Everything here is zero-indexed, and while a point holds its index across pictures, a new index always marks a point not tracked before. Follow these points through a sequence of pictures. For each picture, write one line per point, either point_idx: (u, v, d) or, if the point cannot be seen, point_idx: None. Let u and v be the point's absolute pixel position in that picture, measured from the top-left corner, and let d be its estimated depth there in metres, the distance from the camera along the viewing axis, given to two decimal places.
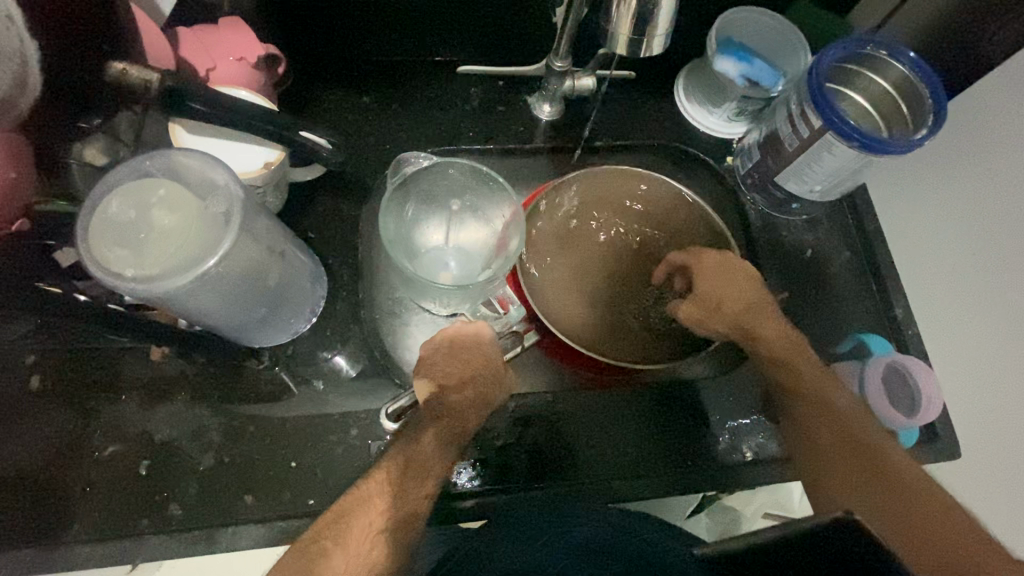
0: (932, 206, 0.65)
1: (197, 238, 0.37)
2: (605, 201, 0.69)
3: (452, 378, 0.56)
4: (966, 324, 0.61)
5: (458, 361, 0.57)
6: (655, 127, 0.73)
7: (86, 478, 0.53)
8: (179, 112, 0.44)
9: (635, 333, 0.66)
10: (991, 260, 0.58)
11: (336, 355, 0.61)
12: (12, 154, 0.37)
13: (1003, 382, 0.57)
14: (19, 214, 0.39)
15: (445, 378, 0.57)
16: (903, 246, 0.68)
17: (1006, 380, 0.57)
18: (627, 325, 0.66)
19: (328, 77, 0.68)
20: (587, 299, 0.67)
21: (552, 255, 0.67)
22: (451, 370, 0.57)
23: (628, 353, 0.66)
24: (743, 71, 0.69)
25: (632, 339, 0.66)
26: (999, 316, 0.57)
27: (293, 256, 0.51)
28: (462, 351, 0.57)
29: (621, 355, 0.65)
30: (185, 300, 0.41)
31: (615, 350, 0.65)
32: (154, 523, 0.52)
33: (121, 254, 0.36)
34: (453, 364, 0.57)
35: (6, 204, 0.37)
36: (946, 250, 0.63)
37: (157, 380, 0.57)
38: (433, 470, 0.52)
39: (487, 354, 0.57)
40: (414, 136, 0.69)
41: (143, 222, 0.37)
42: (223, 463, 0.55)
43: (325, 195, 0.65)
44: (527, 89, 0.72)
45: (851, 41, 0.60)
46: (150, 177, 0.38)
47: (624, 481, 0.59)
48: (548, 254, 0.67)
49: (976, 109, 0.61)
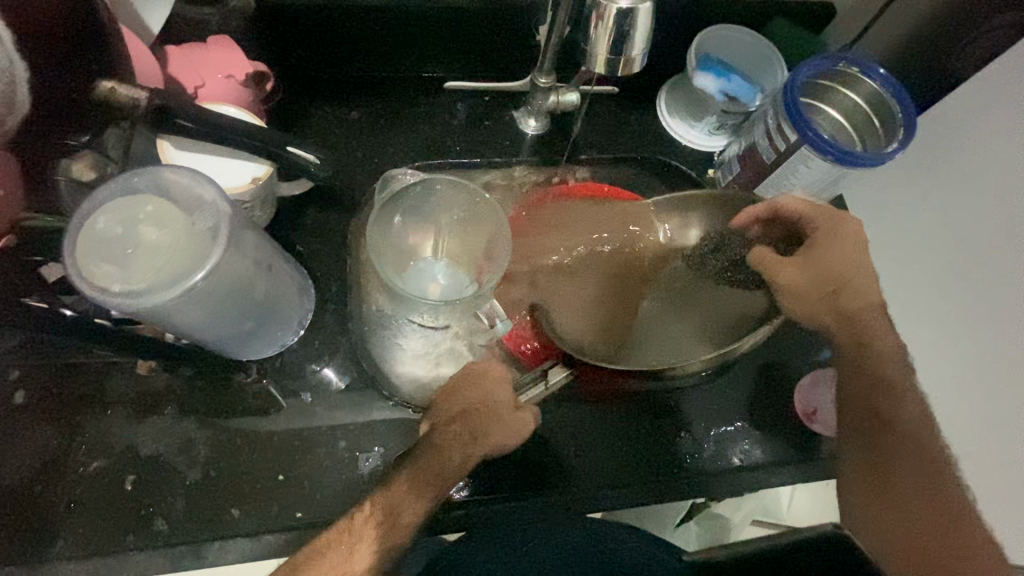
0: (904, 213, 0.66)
1: (184, 252, 0.38)
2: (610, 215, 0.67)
3: (448, 415, 0.56)
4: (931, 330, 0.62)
5: (454, 397, 0.57)
6: (638, 141, 0.75)
7: (72, 494, 0.52)
8: (168, 129, 0.45)
9: (668, 334, 0.64)
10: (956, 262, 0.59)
11: (324, 369, 0.61)
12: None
13: None
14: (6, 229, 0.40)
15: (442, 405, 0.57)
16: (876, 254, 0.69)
17: None
18: (652, 330, 0.64)
19: (316, 92, 0.69)
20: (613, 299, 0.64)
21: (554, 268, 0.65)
22: (451, 409, 0.57)
23: (668, 351, 0.63)
24: (722, 88, 0.70)
25: (664, 341, 0.64)
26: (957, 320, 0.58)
27: (282, 269, 0.51)
28: (464, 388, 0.57)
29: (655, 356, 0.63)
30: (173, 315, 0.41)
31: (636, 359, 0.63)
32: (140, 539, 0.52)
33: (109, 270, 0.36)
34: (453, 405, 0.57)
35: None
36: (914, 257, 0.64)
37: (145, 394, 0.57)
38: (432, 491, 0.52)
39: (488, 392, 0.57)
40: (403, 150, 0.70)
41: (131, 238, 0.37)
42: (210, 476, 0.55)
43: (314, 209, 0.66)
44: (513, 104, 0.73)
45: (824, 58, 0.63)
46: (138, 194, 0.39)
47: (611, 489, 0.60)
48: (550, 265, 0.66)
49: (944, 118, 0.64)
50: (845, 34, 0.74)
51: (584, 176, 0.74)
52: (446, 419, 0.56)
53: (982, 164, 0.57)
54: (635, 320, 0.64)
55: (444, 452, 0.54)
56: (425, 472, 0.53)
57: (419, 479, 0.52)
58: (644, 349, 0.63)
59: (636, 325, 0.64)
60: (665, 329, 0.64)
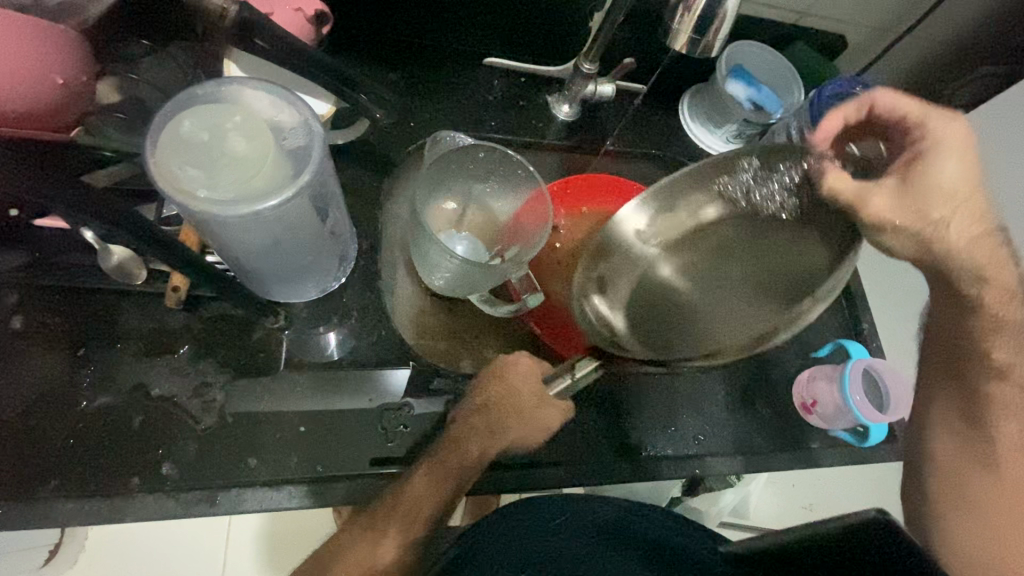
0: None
1: (271, 168, 0.36)
2: None
3: (477, 403, 0.54)
4: None
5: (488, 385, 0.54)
6: (663, 138, 0.78)
7: (73, 429, 0.48)
8: (244, 48, 0.44)
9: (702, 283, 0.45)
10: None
11: (330, 333, 0.59)
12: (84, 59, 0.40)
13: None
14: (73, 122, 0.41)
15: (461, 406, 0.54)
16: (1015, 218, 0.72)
17: None
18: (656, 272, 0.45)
19: (359, 48, 0.68)
20: None
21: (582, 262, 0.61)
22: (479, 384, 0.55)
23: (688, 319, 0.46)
24: (750, 96, 0.74)
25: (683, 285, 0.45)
26: None
27: (338, 208, 0.50)
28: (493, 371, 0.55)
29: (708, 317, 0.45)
30: (239, 234, 0.40)
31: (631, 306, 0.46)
32: (147, 483, 0.48)
33: (193, 174, 0.35)
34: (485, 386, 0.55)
35: (71, 105, 0.40)
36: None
37: (159, 332, 0.53)
38: (467, 449, 0.52)
39: (511, 382, 0.53)
40: (438, 119, 0.70)
41: (216, 145, 0.36)
42: (225, 423, 0.52)
43: (349, 162, 0.64)
44: (547, 88, 0.74)
45: (845, 80, 0.68)
46: (223, 102, 0.37)
47: (630, 463, 0.61)
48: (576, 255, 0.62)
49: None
50: (855, 65, 0.80)
51: (610, 167, 0.77)
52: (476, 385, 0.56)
53: None
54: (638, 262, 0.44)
55: (463, 426, 0.53)
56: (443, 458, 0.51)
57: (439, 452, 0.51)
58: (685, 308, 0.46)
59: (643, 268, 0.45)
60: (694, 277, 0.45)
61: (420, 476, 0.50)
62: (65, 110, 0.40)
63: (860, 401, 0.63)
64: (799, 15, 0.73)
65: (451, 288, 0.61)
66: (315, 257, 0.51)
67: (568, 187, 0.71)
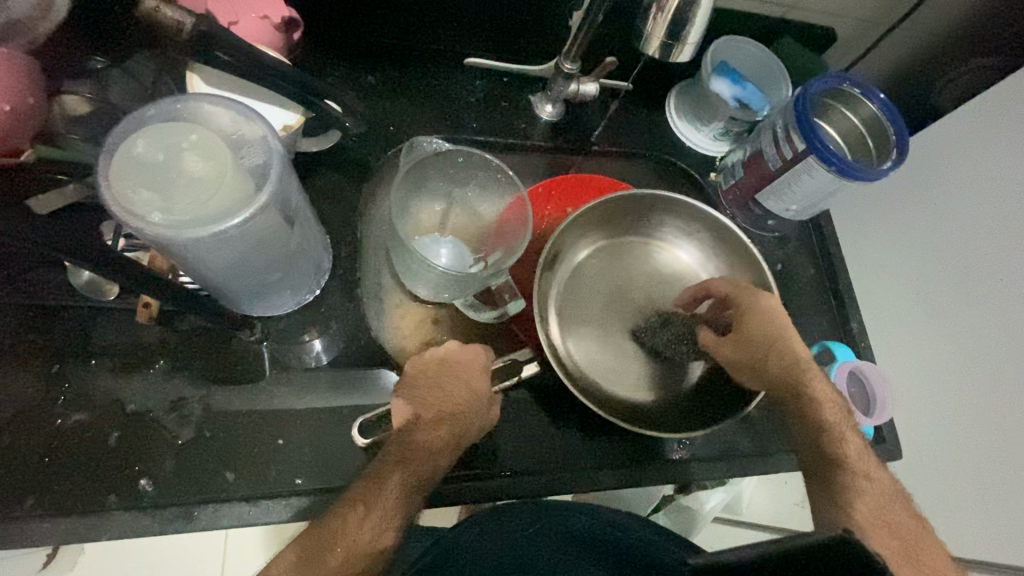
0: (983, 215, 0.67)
1: (228, 187, 0.35)
2: (604, 278, 0.65)
3: (433, 411, 0.51)
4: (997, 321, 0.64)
5: (440, 389, 0.52)
6: (649, 136, 0.76)
7: (47, 447, 0.48)
8: (204, 59, 0.43)
9: (621, 290, 0.65)
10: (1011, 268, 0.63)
11: (316, 341, 0.58)
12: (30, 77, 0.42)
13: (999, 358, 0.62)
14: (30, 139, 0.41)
15: (420, 404, 0.52)
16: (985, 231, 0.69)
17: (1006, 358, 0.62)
18: (574, 308, 0.63)
19: (335, 51, 0.67)
20: (598, 308, 0.64)
21: (576, 279, 0.64)
22: (422, 385, 0.53)
23: (604, 330, 0.63)
24: (735, 94, 0.72)
25: (605, 293, 0.65)
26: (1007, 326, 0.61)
27: (309, 220, 0.49)
28: (442, 374, 0.53)
29: (619, 328, 0.63)
30: (202, 254, 0.39)
31: (567, 317, 0.63)
32: (123, 500, 0.48)
33: (148, 198, 0.34)
34: (428, 386, 0.52)
35: (25, 122, 0.41)
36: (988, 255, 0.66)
37: (135, 347, 0.53)
38: (439, 459, 0.51)
39: (474, 389, 0.52)
40: (417, 123, 0.69)
41: (171, 167, 0.35)
42: (203, 437, 0.51)
43: (326, 169, 0.63)
44: (529, 88, 0.73)
45: (833, 75, 0.66)
46: (179, 121, 0.37)
47: (613, 469, 0.60)
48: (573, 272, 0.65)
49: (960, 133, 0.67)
50: (844, 58, 0.79)
51: (595, 168, 0.75)
52: (412, 382, 0.53)
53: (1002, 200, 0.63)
54: (562, 280, 0.64)
55: (428, 434, 0.50)
56: (412, 459, 0.49)
57: (410, 460, 0.49)
58: (602, 321, 0.63)
59: (572, 278, 0.64)
60: (618, 284, 0.65)
61: (392, 485, 0.48)
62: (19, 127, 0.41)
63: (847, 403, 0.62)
64: (785, 8, 0.72)
65: (434, 294, 0.61)
66: (288, 270, 0.51)
67: (552, 186, 0.71)
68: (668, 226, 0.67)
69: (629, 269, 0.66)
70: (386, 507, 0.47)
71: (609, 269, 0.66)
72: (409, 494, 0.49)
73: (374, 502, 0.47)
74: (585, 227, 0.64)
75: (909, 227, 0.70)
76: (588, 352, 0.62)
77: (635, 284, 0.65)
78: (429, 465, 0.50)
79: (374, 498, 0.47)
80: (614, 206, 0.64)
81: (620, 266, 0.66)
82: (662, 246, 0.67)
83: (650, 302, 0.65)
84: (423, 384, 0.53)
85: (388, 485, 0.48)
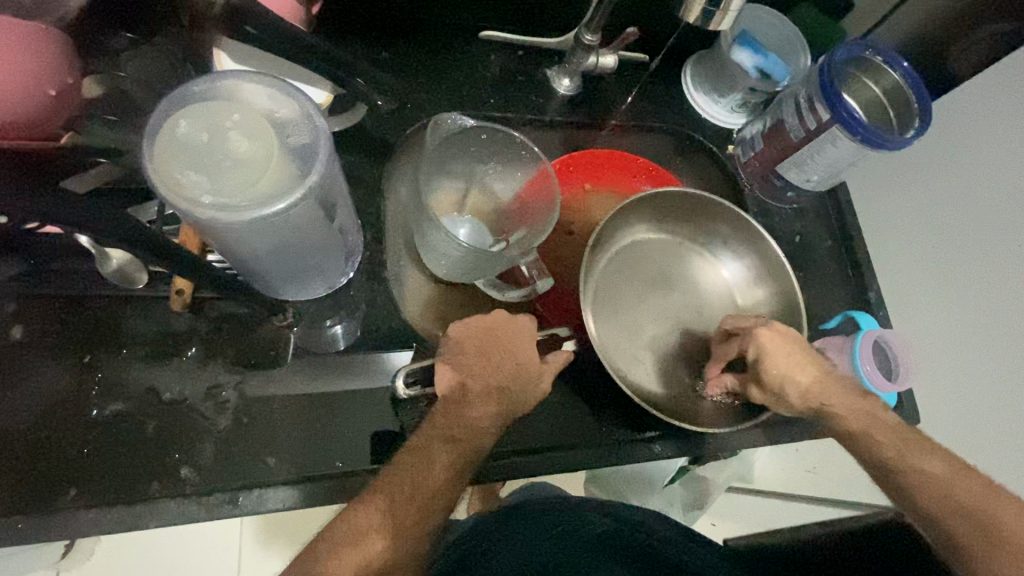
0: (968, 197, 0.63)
1: (277, 168, 0.35)
2: (640, 273, 0.65)
3: (481, 382, 0.51)
4: (990, 294, 0.60)
5: (487, 360, 0.51)
6: (666, 108, 0.76)
7: (86, 438, 0.48)
8: (234, 36, 0.42)
9: (651, 283, 0.65)
10: (996, 238, 0.60)
11: (339, 326, 0.58)
12: (65, 60, 0.40)
13: (998, 335, 0.59)
14: (64, 128, 0.40)
15: (468, 373, 0.51)
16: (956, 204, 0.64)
17: (995, 335, 0.59)
18: (615, 303, 0.63)
19: (349, 24, 0.64)
20: (638, 303, 0.64)
21: (614, 272, 0.64)
22: (470, 355, 0.52)
23: (638, 323, 0.63)
24: (756, 64, 0.71)
25: (637, 283, 0.65)
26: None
27: (344, 203, 0.48)
28: (491, 344, 0.52)
29: (648, 319, 0.64)
30: (242, 239, 0.38)
31: (599, 305, 0.62)
32: (167, 487, 0.48)
33: (195, 179, 0.33)
34: (475, 355, 0.52)
35: (62, 109, 0.40)
36: (971, 232, 0.63)
37: (165, 336, 0.52)
38: (477, 442, 0.50)
39: (521, 363, 0.51)
40: (434, 100, 0.67)
41: (217, 146, 0.34)
42: (240, 424, 0.51)
43: (346, 148, 0.62)
44: (546, 61, 0.71)
45: (855, 44, 0.65)
46: (221, 100, 0.35)
47: (641, 448, 0.59)
48: (610, 263, 0.64)
49: (981, 96, 0.65)
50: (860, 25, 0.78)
51: (613, 143, 0.74)
52: (458, 348, 0.52)
53: (1010, 163, 0.59)
54: (599, 270, 0.63)
55: (475, 408, 0.50)
56: (458, 440, 0.49)
57: (456, 436, 0.49)
58: (630, 312, 0.63)
59: (608, 266, 0.64)
60: (650, 276, 0.65)
61: (440, 466, 0.48)
62: (53, 116, 0.39)
63: (871, 371, 0.62)
64: None
65: (459, 274, 0.60)
66: (323, 254, 0.50)
67: (571, 165, 0.70)
68: (701, 223, 0.66)
69: (662, 263, 0.66)
70: (431, 488, 0.48)
71: (643, 261, 0.66)
72: (446, 478, 0.49)
73: (421, 483, 0.48)
74: (630, 216, 0.64)
75: (929, 194, 0.68)
76: (617, 340, 0.62)
77: (666, 277, 0.66)
78: (475, 444, 0.50)
79: (424, 477, 0.48)
80: (658, 200, 0.64)
81: (654, 263, 0.66)
82: (693, 238, 0.67)
83: (679, 298, 0.65)
84: (470, 351, 0.52)
85: (436, 460, 0.48)
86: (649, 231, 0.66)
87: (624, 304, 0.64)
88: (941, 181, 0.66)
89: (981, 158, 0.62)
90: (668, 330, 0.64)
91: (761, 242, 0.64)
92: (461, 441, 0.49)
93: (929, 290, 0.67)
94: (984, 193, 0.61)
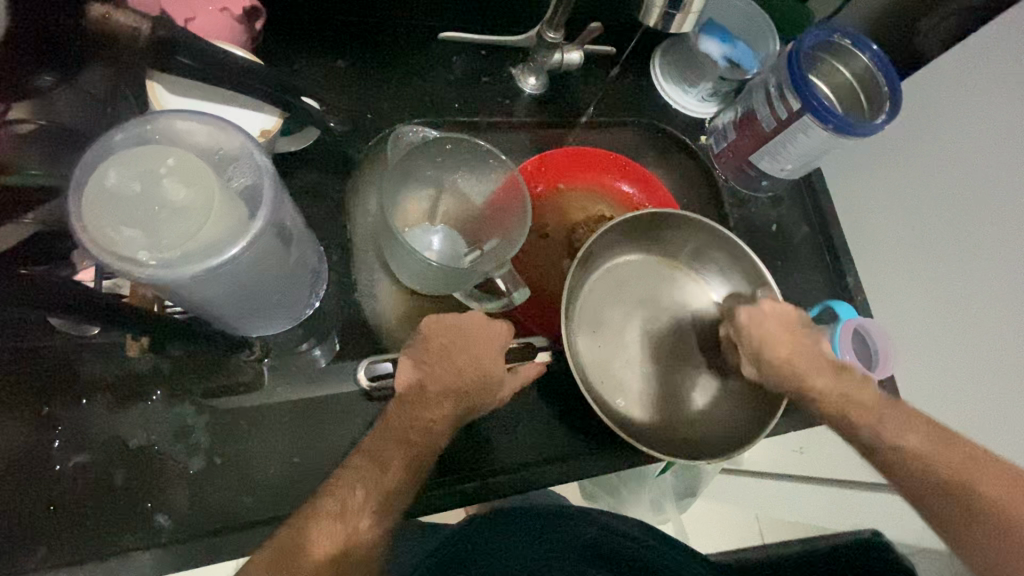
0: (941, 172, 0.61)
1: (218, 214, 0.33)
2: (625, 295, 0.64)
3: (439, 384, 0.49)
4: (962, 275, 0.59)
5: (449, 360, 0.50)
6: (636, 101, 0.74)
7: (49, 496, 0.46)
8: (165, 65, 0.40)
9: (637, 305, 0.64)
10: (965, 217, 0.59)
11: (315, 349, 0.56)
12: None
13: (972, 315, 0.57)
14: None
15: (425, 374, 0.50)
16: (928, 184, 0.63)
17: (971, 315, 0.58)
18: (597, 326, 0.62)
19: (300, 35, 0.62)
20: (624, 327, 0.63)
21: (598, 296, 0.63)
22: (432, 352, 0.50)
23: (622, 344, 0.62)
24: (725, 54, 0.69)
25: (623, 303, 0.64)
26: (994, 268, 0.56)
27: (299, 234, 0.45)
28: (455, 346, 0.50)
29: (633, 340, 0.63)
30: (189, 290, 0.36)
31: (586, 327, 0.61)
32: (141, 538, 0.46)
33: (130, 235, 0.31)
34: (437, 354, 0.50)
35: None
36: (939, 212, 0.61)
37: (128, 379, 0.50)
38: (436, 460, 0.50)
39: (485, 367, 0.50)
40: (396, 108, 0.64)
41: (152, 196, 0.32)
42: (214, 464, 0.49)
43: (306, 167, 0.59)
44: (510, 59, 0.69)
45: (823, 29, 0.64)
46: (155, 146, 0.33)
47: (612, 459, 0.59)
48: (594, 286, 0.63)
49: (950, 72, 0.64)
50: None
51: (584, 140, 0.73)
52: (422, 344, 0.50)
53: (983, 139, 0.57)
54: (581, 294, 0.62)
55: (431, 411, 0.49)
56: (414, 450, 0.48)
57: (410, 441, 0.48)
58: (616, 334, 0.62)
59: (593, 289, 0.63)
60: (637, 298, 0.64)
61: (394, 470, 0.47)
62: None
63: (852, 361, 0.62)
64: None
65: (429, 288, 0.58)
66: (286, 287, 0.48)
67: (543, 167, 0.68)
68: (683, 242, 0.64)
69: (648, 286, 0.65)
70: (385, 492, 0.46)
71: (630, 283, 0.64)
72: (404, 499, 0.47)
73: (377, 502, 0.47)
74: (616, 238, 0.63)
75: (901, 176, 0.66)
76: (600, 363, 0.61)
77: (652, 303, 0.64)
78: (429, 448, 0.49)
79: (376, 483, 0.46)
80: (644, 223, 0.62)
81: (641, 289, 0.65)
82: (679, 261, 0.66)
83: (666, 322, 0.64)
84: (435, 349, 0.50)
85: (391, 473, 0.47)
86: (635, 255, 0.65)
87: (608, 327, 0.62)
88: (913, 163, 0.64)
89: (951, 135, 0.61)
90: (654, 352, 0.63)
91: (738, 252, 0.62)
92: (417, 449, 0.48)
93: (903, 275, 0.66)
94: (951, 172, 0.60)
